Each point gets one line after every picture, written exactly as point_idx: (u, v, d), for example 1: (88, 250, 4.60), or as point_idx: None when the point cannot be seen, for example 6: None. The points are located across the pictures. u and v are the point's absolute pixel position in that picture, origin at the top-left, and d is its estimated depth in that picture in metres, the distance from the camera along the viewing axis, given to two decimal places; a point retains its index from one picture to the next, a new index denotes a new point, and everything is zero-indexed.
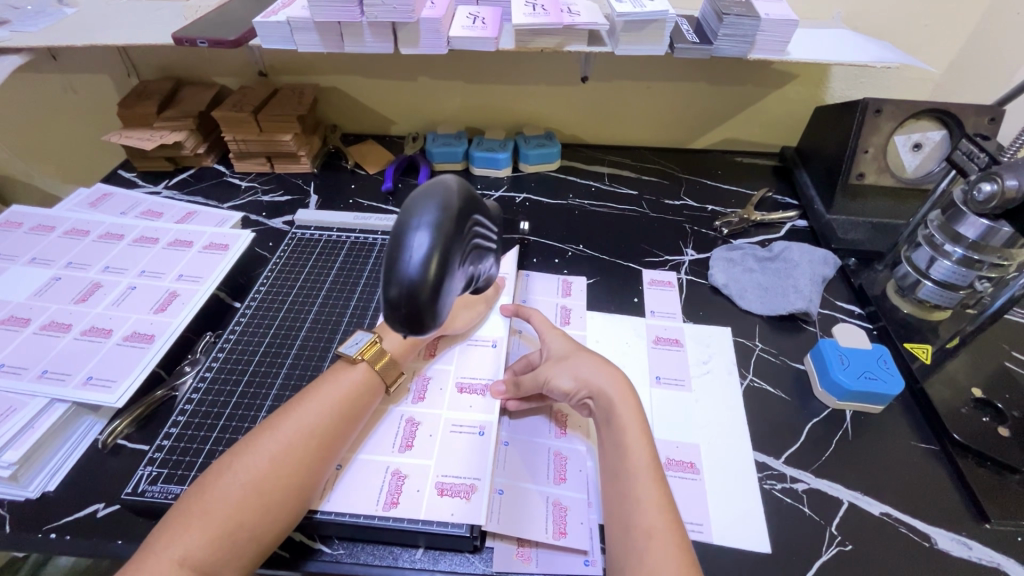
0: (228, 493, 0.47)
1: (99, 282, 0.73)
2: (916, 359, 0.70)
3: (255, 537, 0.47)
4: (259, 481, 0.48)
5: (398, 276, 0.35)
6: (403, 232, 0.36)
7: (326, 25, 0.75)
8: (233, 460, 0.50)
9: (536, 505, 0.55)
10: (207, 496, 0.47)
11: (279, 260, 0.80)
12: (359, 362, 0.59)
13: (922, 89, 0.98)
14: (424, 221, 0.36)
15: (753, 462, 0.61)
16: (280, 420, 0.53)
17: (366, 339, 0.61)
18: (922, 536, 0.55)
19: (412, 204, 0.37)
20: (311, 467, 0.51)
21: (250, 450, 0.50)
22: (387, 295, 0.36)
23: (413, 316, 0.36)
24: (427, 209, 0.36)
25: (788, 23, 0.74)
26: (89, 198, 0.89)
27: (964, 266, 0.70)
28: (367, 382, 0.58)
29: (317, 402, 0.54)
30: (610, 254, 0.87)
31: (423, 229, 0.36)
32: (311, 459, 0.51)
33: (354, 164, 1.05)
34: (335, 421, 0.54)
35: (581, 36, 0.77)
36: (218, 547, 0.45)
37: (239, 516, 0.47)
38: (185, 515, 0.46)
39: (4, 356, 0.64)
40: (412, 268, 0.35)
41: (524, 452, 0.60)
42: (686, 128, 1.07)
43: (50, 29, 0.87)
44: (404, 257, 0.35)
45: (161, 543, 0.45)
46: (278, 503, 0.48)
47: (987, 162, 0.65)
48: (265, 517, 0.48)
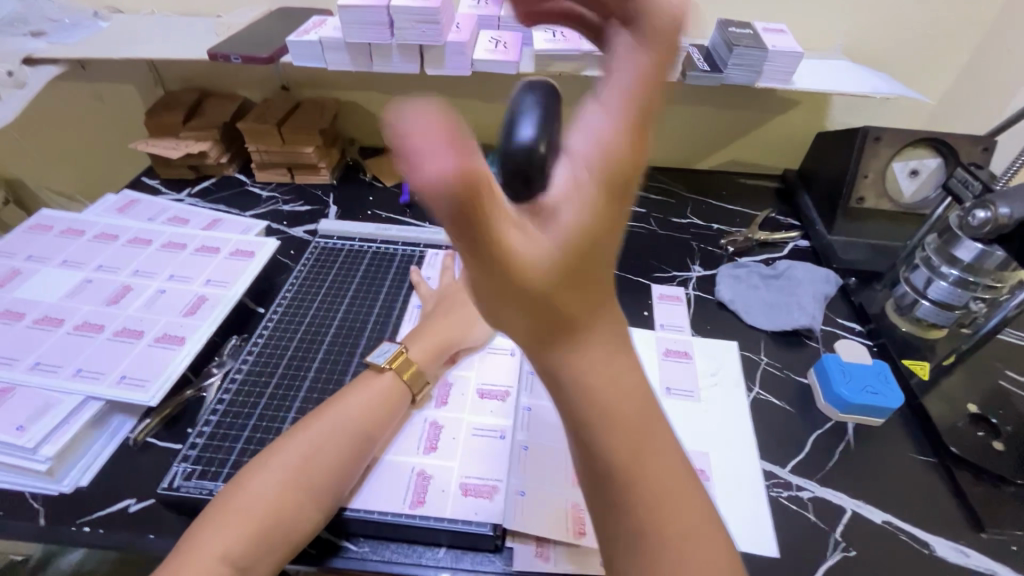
0: (263, 490, 0.51)
1: (129, 285, 0.76)
2: (914, 376, 0.73)
3: (288, 532, 0.50)
4: (290, 482, 0.51)
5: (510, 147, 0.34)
6: None
7: (357, 46, 0.79)
8: (267, 460, 0.53)
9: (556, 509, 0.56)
10: (241, 492, 0.50)
11: (303, 268, 0.83)
12: (387, 370, 0.63)
13: (917, 118, 1.03)
14: (531, 107, 0.36)
15: (760, 470, 0.63)
16: (310, 425, 0.56)
17: (393, 349, 0.66)
18: (922, 544, 0.58)
19: (515, 101, 0.38)
20: (341, 467, 0.54)
21: (283, 450, 0.54)
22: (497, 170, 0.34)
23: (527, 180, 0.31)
24: (533, 106, 0.37)
25: (794, 54, 0.78)
26: (117, 204, 0.91)
27: (960, 287, 0.74)
28: (395, 390, 0.62)
29: (345, 408, 0.58)
30: (620, 269, 0.91)
31: (531, 116, 0.36)
32: (341, 459, 0.54)
33: (372, 177, 1.08)
34: (363, 425, 0.57)
35: (598, 62, 0.81)
36: (253, 539, 0.48)
37: (273, 511, 0.50)
38: (221, 510, 0.49)
39: (39, 355, 0.66)
40: (524, 139, 0.34)
41: (541, 458, 0.60)
42: (692, 149, 1.12)
43: (87, 42, 0.91)
44: (513, 138, 0.34)
45: (200, 535, 0.48)
46: (309, 501, 0.51)
47: (981, 189, 0.69)
48: (297, 512, 0.51)
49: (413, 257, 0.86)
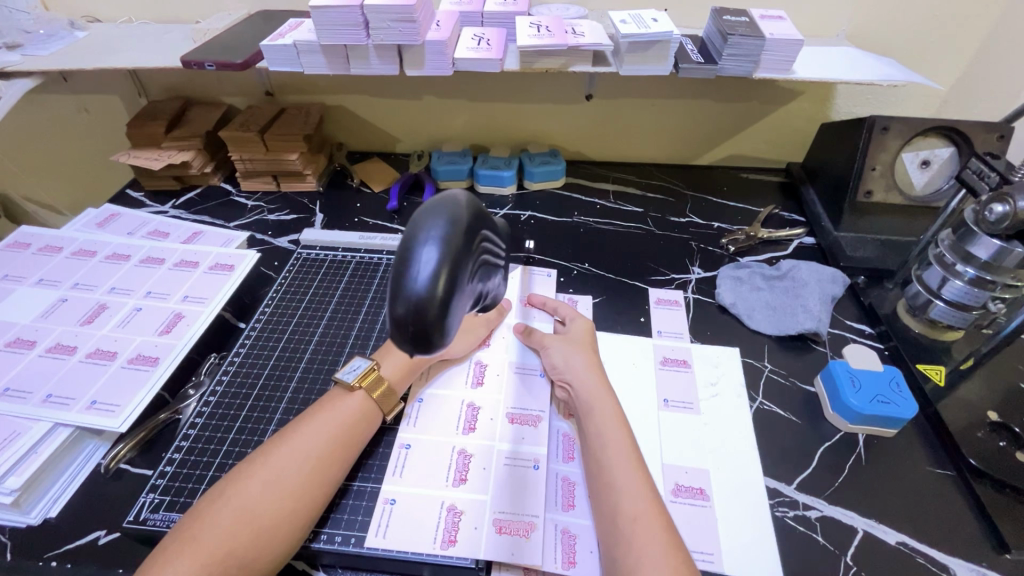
0: (218, 522, 0.47)
1: (105, 303, 0.74)
2: (930, 381, 0.68)
3: (249, 566, 0.46)
4: (253, 509, 0.48)
5: (404, 293, 0.33)
6: (409, 247, 0.33)
7: (333, 49, 0.76)
8: (227, 487, 0.50)
9: (544, 534, 0.53)
10: (199, 523, 0.47)
11: (285, 281, 0.80)
12: (357, 389, 0.59)
13: (928, 105, 0.98)
14: (432, 236, 0.33)
15: (764, 488, 0.60)
16: (273, 448, 0.53)
17: (363, 365, 0.61)
18: (940, 567, 0.54)
19: (418, 219, 0.35)
20: (306, 492, 0.51)
21: (244, 476, 0.50)
22: (393, 312, 0.33)
23: (421, 333, 0.33)
24: (432, 230, 0.34)
25: (794, 42, 0.74)
26: (97, 219, 0.89)
27: (977, 287, 0.69)
28: (364, 409, 0.58)
29: (311, 429, 0.55)
30: (616, 273, 0.87)
31: (429, 250, 0.33)
32: (307, 484, 0.51)
33: (360, 183, 1.05)
34: (332, 445, 0.54)
35: (585, 57, 0.77)
36: (209, 573, 0.44)
37: (230, 543, 0.46)
38: (178, 541, 0.46)
39: (9, 380, 0.63)
40: (420, 285, 0.32)
41: (526, 483, 0.56)
42: (691, 145, 1.07)
43: (62, 53, 0.88)
44: (409, 280, 0.33)
45: (154, 570, 0.44)
46: (269, 530, 0.48)
47: (998, 182, 0.64)
48: (258, 543, 0.47)
49: None
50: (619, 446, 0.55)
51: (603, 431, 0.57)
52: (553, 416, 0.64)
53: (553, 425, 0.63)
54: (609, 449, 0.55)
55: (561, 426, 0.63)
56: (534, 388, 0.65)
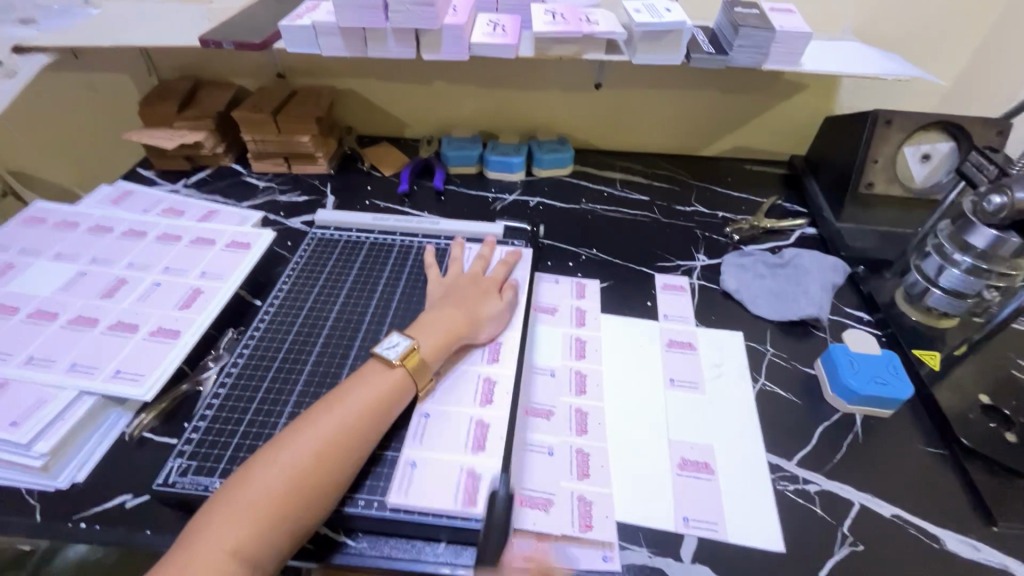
0: (266, 488, 0.49)
1: (124, 278, 0.75)
2: (924, 365, 0.71)
3: (295, 528, 0.49)
4: (300, 477, 0.50)
5: None
6: None
7: (351, 31, 0.77)
8: (275, 454, 0.51)
9: (562, 502, 0.56)
10: (251, 488, 0.49)
11: (301, 259, 0.82)
12: (398, 366, 0.61)
13: (928, 101, 1.00)
14: None
15: (766, 463, 0.62)
16: (317, 416, 0.54)
17: (404, 344, 0.63)
18: (931, 538, 0.57)
19: None
20: (349, 460, 0.53)
21: (290, 444, 0.52)
22: None
23: None
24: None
25: (803, 35, 0.75)
26: (111, 196, 0.90)
27: (972, 275, 0.72)
28: (401, 383, 0.60)
29: (353, 402, 0.56)
30: (623, 259, 0.89)
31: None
32: (349, 453, 0.53)
33: (370, 166, 1.06)
34: (371, 418, 0.56)
35: (599, 45, 0.79)
36: (262, 536, 0.47)
37: (281, 507, 0.48)
38: (228, 504, 0.48)
39: (33, 349, 0.65)
40: None
41: (545, 458, 0.60)
42: (696, 136, 1.09)
43: (77, 30, 0.89)
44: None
45: (210, 532, 0.46)
46: (318, 497, 0.50)
47: (997, 173, 0.66)
48: (309, 508, 0.50)
49: (412, 248, 0.84)
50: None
51: None
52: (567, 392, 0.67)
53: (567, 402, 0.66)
54: None
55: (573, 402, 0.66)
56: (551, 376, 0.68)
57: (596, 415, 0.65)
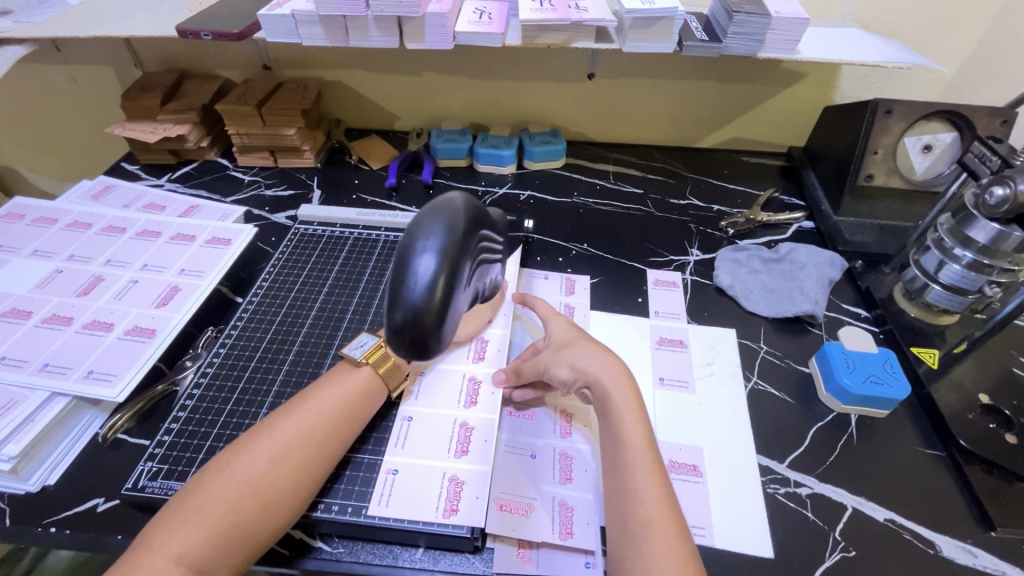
0: (222, 494, 0.47)
1: (101, 275, 0.73)
2: (923, 363, 0.69)
3: (253, 536, 0.47)
4: (259, 481, 0.48)
5: (404, 302, 0.40)
6: (410, 256, 0.41)
7: (332, 19, 0.74)
8: (231, 459, 0.49)
9: (540, 506, 0.54)
10: (202, 492, 0.47)
11: (282, 255, 0.80)
12: (364, 364, 0.59)
13: (932, 89, 0.97)
14: (428, 245, 0.41)
15: (757, 465, 0.60)
16: (277, 421, 0.52)
17: (371, 342, 0.62)
18: (926, 543, 0.55)
19: (418, 230, 0.42)
20: (308, 467, 0.51)
21: (250, 448, 0.50)
22: (392, 321, 0.41)
23: (417, 337, 0.41)
24: (433, 232, 0.41)
25: (800, 21, 0.73)
26: (92, 191, 0.88)
27: (974, 271, 0.69)
28: (370, 385, 0.58)
29: (319, 404, 0.54)
30: (614, 254, 0.87)
31: (429, 252, 0.41)
32: (312, 458, 0.51)
33: (358, 160, 1.04)
34: (336, 421, 0.54)
35: (589, 33, 0.76)
36: (215, 543, 0.45)
37: (237, 514, 0.46)
38: (182, 511, 0.46)
39: (6, 349, 0.63)
40: (416, 293, 0.40)
41: (525, 462, 0.58)
42: (692, 127, 1.06)
43: (55, 20, 0.86)
44: (411, 280, 0.40)
45: (156, 537, 0.45)
46: (269, 504, 0.48)
47: (999, 165, 0.64)
48: (261, 515, 0.47)
49: (396, 244, 0.82)
50: (637, 450, 0.53)
51: (620, 431, 0.54)
52: (553, 392, 0.64)
53: (550, 402, 0.64)
54: (626, 451, 0.53)
55: (558, 402, 0.64)
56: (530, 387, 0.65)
57: (582, 416, 0.63)
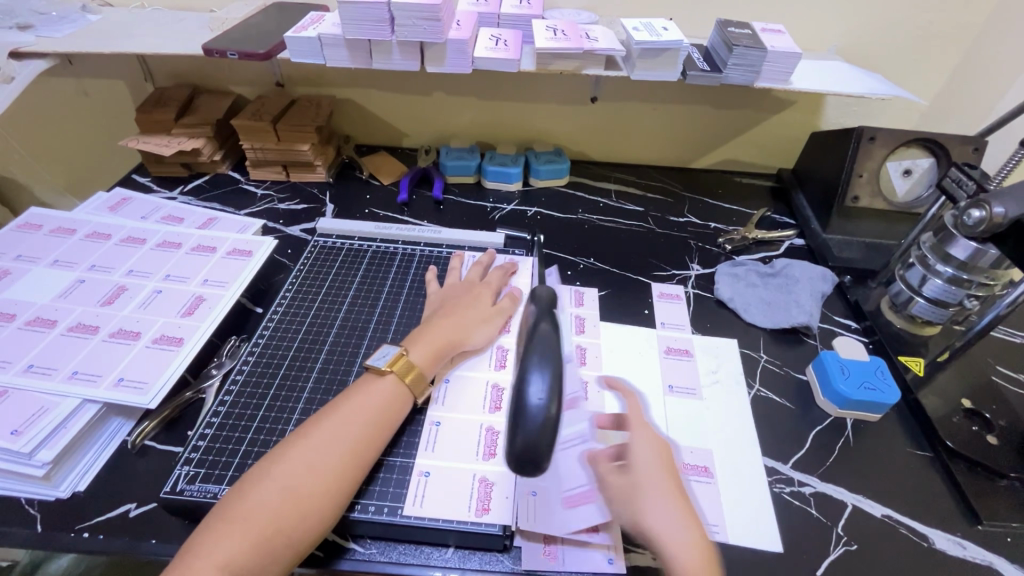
0: (264, 502, 0.49)
1: (124, 285, 0.74)
2: (910, 371, 0.74)
3: (296, 541, 0.49)
4: (298, 487, 0.50)
5: (526, 421, 0.48)
6: (524, 381, 0.49)
7: (356, 42, 0.78)
8: (269, 468, 0.51)
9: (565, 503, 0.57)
10: (247, 500, 0.49)
11: (303, 267, 0.82)
12: (388, 372, 0.61)
13: (909, 119, 1.05)
14: (537, 371, 0.49)
15: (763, 466, 0.64)
16: (313, 431, 0.54)
17: (393, 352, 0.62)
18: (920, 536, 0.59)
19: (528, 365, 0.50)
20: (344, 470, 0.53)
21: (287, 456, 0.52)
22: (514, 442, 0.48)
23: (531, 455, 0.48)
24: (542, 366, 0.50)
25: (792, 55, 0.79)
26: (108, 202, 0.89)
27: (954, 285, 0.74)
28: (396, 392, 0.60)
29: (350, 412, 0.56)
30: (620, 268, 0.91)
31: (538, 378, 0.49)
32: (347, 463, 0.53)
33: (368, 175, 1.07)
34: (369, 428, 0.56)
35: (598, 61, 0.81)
36: (261, 548, 0.47)
37: (280, 519, 0.48)
38: (227, 518, 0.48)
39: (33, 357, 0.64)
40: (535, 409, 0.47)
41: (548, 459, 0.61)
42: (688, 148, 1.12)
43: (76, 36, 0.88)
44: (528, 407, 0.48)
45: (204, 543, 0.47)
46: (309, 510, 0.50)
47: (975, 189, 0.69)
48: (304, 519, 0.49)
49: (414, 256, 0.85)
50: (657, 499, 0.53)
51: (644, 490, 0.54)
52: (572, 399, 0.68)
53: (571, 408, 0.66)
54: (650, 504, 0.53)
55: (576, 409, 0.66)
56: None
57: None
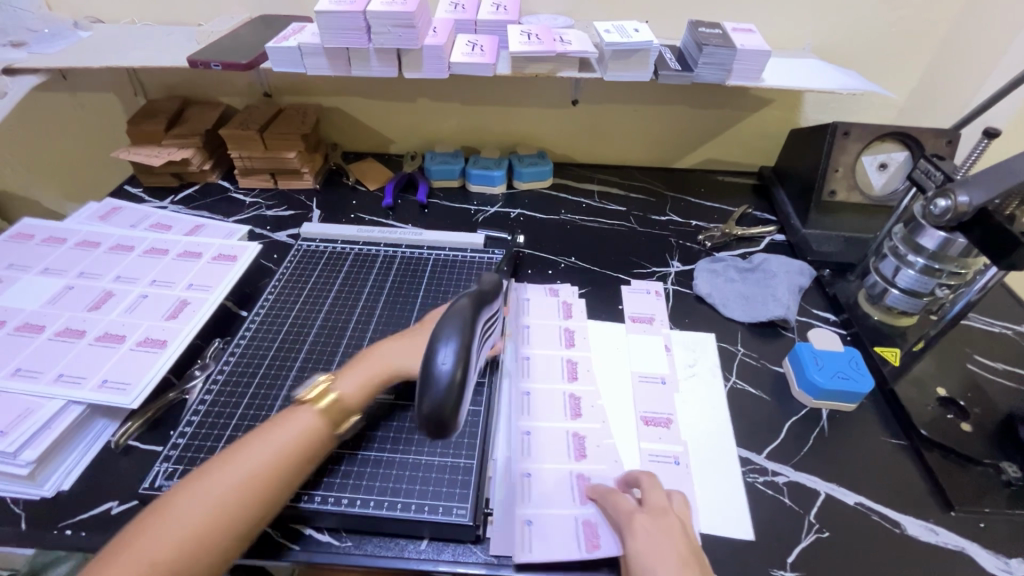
0: (188, 519, 0.46)
1: (111, 290, 0.76)
2: (887, 363, 0.74)
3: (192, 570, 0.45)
4: (215, 513, 0.47)
5: (432, 391, 0.42)
6: (431, 348, 0.44)
7: (335, 51, 0.80)
8: (207, 482, 0.48)
9: (568, 527, 0.57)
10: (174, 513, 0.46)
11: (286, 271, 0.84)
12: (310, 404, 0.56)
13: (887, 114, 1.06)
14: (449, 337, 0.44)
15: (737, 457, 0.65)
16: (253, 440, 0.52)
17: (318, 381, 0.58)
18: (893, 523, 0.59)
19: (437, 330, 0.44)
20: (248, 507, 0.49)
21: (224, 478, 0.49)
22: (419, 411, 0.43)
23: (440, 425, 0.43)
24: (451, 333, 0.44)
25: (762, 53, 0.80)
26: (99, 212, 0.91)
27: (926, 275, 0.75)
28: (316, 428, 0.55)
29: (280, 442, 0.52)
30: (601, 266, 0.92)
31: (448, 346, 0.43)
32: (254, 499, 0.49)
33: (355, 181, 1.09)
34: (290, 463, 0.52)
35: (573, 63, 0.83)
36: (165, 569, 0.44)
37: (187, 545, 0.45)
38: (150, 527, 0.45)
39: (20, 361, 0.66)
40: (442, 376, 0.42)
41: (548, 478, 0.61)
42: (670, 148, 1.14)
43: (67, 51, 0.91)
44: (434, 371, 0.43)
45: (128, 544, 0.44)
46: (244, 520, 0.48)
47: (942, 180, 0.71)
48: (205, 549, 0.46)
49: (395, 258, 0.86)
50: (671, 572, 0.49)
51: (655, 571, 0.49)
52: (564, 416, 0.68)
53: (563, 427, 0.66)
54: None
55: (570, 427, 0.67)
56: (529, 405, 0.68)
57: (595, 438, 0.66)
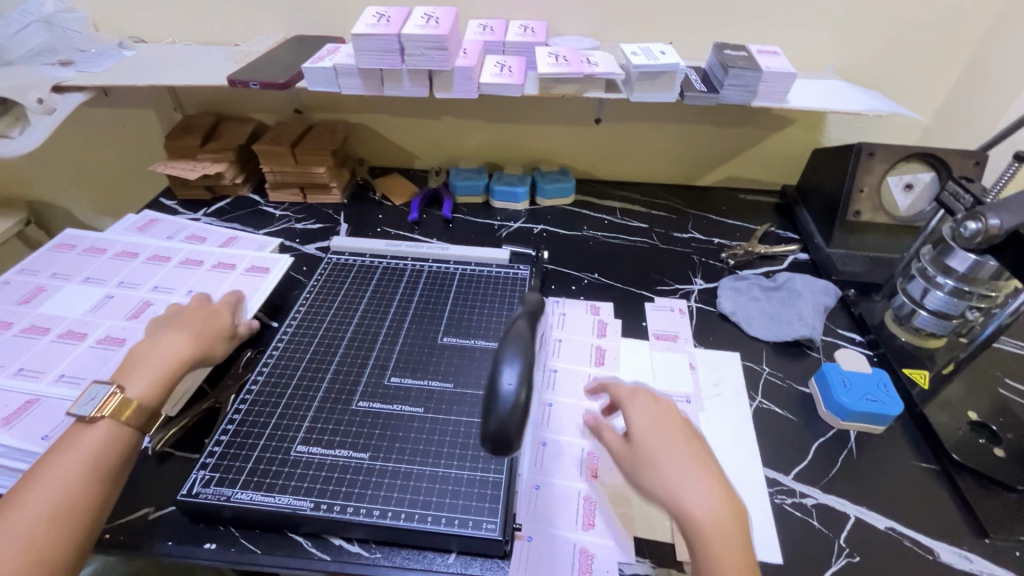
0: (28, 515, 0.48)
1: (149, 300, 0.79)
2: (916, 385, 0.74)
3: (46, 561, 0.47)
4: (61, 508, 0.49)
5: (497, 411, 0.44)
6: (495, 372, 0.46)
7: (369, 71, 0.83)
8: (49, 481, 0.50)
9: (562, 550, 0.57)
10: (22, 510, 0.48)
11: (316, 283, 0.85)
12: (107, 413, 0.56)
13: (910, 134, 1.06)
14: (512, 360, 0.47)
15: (764, 478, 0.65)
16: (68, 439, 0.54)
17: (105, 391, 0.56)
18: (925, 549, 0.59)
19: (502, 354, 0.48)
20: (94, 498, 0.51)
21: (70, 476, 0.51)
22: (486, 428, 0.45)
23: (504, 443, 0.44)
24: (514, 356, 0.47)
25: (787, 75, 0.81)
26: (137, 223, 0.95)
27: (956, 297, 0.75)
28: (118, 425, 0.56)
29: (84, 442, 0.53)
30: (624, 283, 0.93)
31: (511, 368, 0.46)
32: (96, 489, 0.51)
33: (381, 196, 1.12)
34: (109, 458, 0.54)
35: (599, 84, 0.85)
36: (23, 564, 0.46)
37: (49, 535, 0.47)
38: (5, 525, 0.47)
39: (64, 368, 0.68)
40: (508, 396, 0.44)
41: (556, 500, 0.62)
42: (692, 166, 1.15)
43: (113, 70, 0.95)
44: (500, 391, 0.45)
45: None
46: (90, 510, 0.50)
47: (972, 203, 0.70)
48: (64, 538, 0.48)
49: (422, 272, 0.88)
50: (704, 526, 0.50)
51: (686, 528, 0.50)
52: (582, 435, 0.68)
53: (579, 445, 0.67)
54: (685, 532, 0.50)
55: (586, 445, 0.67)
56: (553, 421, 0.70)
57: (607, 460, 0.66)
